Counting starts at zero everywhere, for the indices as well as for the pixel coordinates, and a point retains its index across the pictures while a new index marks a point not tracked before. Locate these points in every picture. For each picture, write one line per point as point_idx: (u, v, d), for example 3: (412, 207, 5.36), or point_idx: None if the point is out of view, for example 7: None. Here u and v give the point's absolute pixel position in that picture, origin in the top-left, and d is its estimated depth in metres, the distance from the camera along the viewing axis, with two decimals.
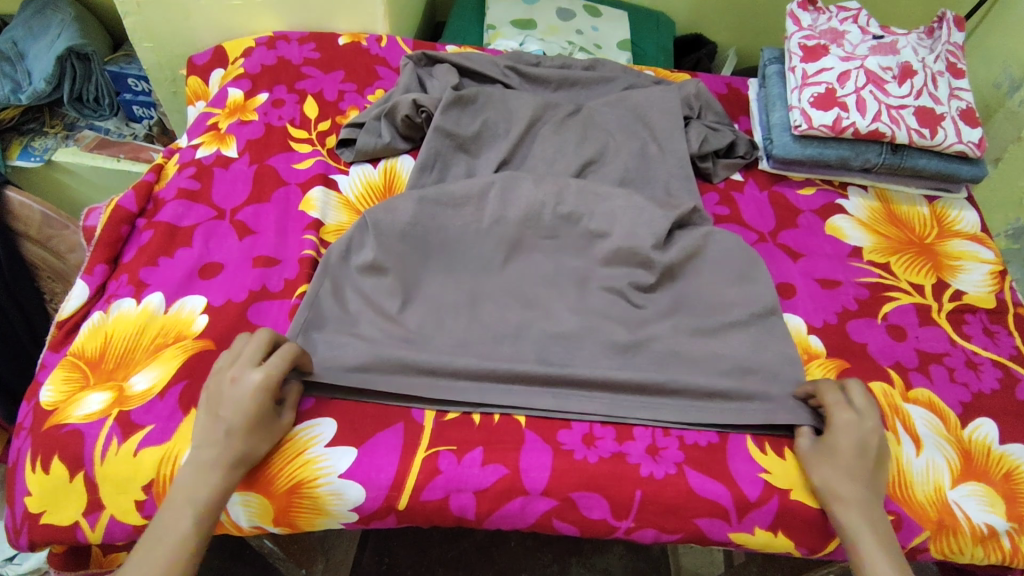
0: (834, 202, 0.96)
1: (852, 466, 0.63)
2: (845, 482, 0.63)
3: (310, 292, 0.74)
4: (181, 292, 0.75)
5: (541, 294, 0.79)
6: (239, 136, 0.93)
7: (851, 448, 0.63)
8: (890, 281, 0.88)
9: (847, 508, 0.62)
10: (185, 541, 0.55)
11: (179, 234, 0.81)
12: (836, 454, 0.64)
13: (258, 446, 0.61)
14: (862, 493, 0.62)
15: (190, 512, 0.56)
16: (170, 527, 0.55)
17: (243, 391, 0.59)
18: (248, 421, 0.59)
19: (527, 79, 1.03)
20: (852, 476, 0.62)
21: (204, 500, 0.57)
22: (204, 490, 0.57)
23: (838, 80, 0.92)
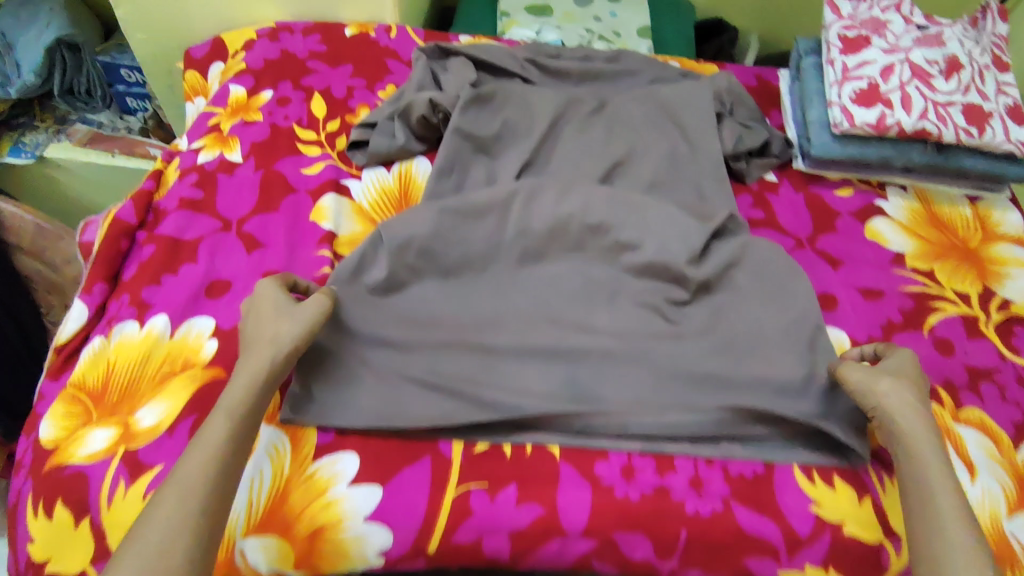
0: (873, 203, 0.91)
1: (897, 387, 0.63)
2: (897, 404, 0.62)
3: None
4: (188, 314, 0.70)
5: (571, 311, 0.74)
6: (243, 139, 0.87)
7: (886, 375, 0.64)
8: (935, 289, 0.83)
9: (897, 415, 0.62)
10: (220, 440, 0.54)
11: (183, 249, 0.75)
12: (876, 382, 0.64)
13: (284, 327, 0.62)
14: (916, 411, 0.61)
15: (221, 415, 0.55)
16: (207, 432, 0.54)
17: (265, 296, 0.64)
18: (275, 311, 0.63)
19: (547, 73, 0.97)
20: (889, 392, 0.63)
21: (233, 404, 0.56)
22: (238, 394, 0.57)
23: (881, 74, 0.86)
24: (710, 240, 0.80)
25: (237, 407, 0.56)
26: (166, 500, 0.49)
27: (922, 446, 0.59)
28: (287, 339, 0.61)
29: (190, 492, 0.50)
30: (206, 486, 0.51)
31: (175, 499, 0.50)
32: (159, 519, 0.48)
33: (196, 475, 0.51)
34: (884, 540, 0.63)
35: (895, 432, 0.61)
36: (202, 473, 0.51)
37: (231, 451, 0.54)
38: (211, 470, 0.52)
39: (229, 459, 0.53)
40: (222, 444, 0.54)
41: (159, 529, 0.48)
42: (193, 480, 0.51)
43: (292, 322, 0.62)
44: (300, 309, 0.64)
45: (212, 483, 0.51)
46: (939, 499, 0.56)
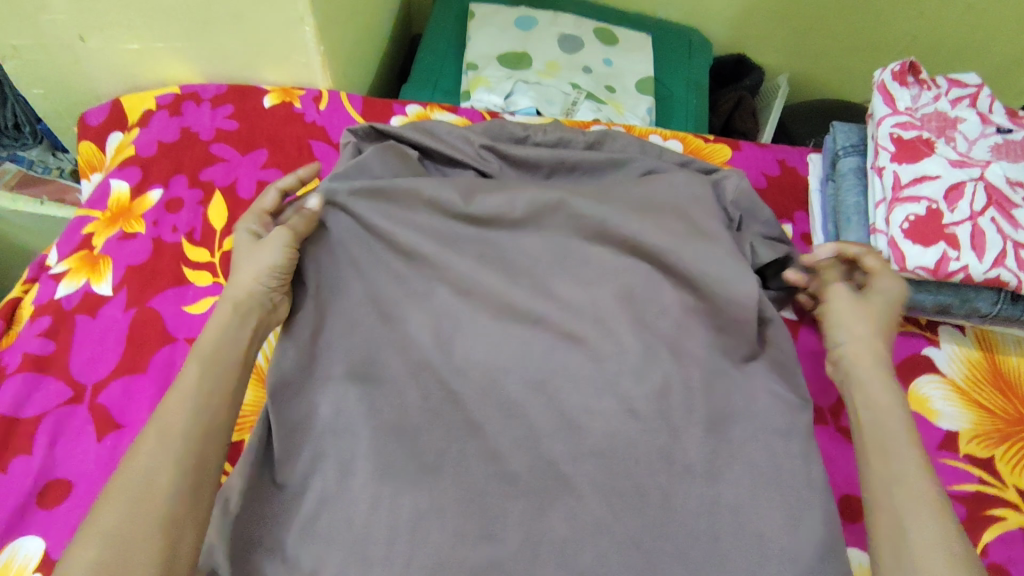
0: (919, 352, 0.71)
1: (844, 316, 0.61)
2: (854, 340, 0.60)
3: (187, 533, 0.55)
4: (10, 534, 0.55)
5: (509, 528, 0.58)
6: (117, 261, 0.69)
7: (839, 308, 0.61)
8: (994, 488, 0.64)
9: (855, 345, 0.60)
10: (193, 388, 0.50)
11: (19, 431, 0.59)
12: (840, 321, 0.61)
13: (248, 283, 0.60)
14: (870, 342, 0.59)
15: (195, 360, 0.52)
16: (181, 381, 0.51)
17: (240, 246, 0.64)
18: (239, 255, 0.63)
19: (509, 163, 0.77)
20: (847, 324, 0.61)
21: (209, 344, 0.54)
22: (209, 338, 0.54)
23: (946, 197, 0.65)
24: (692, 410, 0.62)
25: (209, 348, 0.53)
26: (147, 446, 0.46)
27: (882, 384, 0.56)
28: (255, 283, 0.60)
29: (159, 444, 0.46)
30: (184, 437, 0.47)
31: (163, 439, 0.47)
32: (139, 464, 0.45)
33: (171, 423, 0.48)
34: None
35: (854, 366, 0.59)
36: (177, 418, 0.48)
37: (209, 394, 0.50)
38: (194, 414, 0.49)
39: (216, 403, 0.50)
40: (201, 385, 0.50)
41: (135, 478, 0.44)
42: (165, 431, 0.47)
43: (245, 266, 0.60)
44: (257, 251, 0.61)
45: (181, 433, 0.47)
46: (898, 443, 0.52)
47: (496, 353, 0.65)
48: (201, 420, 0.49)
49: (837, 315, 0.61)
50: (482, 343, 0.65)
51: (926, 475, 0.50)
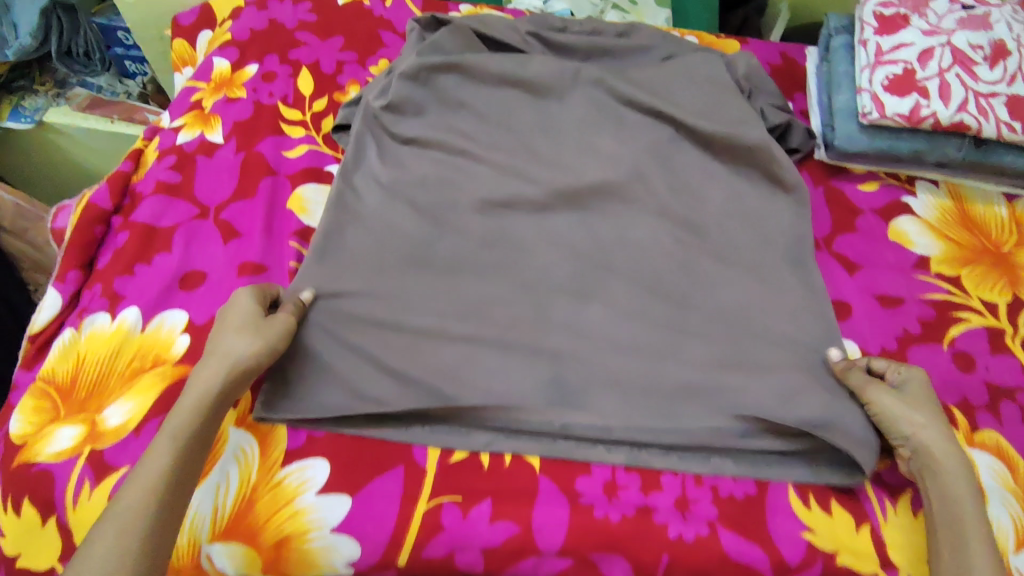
0: (899, 199, 0.84)
1: (912, 409, 0.62)
2: (931, 439, 0.60)
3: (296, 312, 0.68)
4: (160, 307, 0.68)
5: (560, 310, 0.72)
6: (225, 118, 0.82)
7: (900, 406, 0.62)
8: (960, 298, 0.77)
9: (934, 441, 0.60)
10: (166, 463, 0.51)
11: (159, 236, 0.73)
12: (900, 411, 0.62)
13: (248, 350, 0.58)
14: (942, 440, 0.60)
15: (165, 438, 0.52)
16: (150, 459, 0.51)
17: (235, 305, 0.62)
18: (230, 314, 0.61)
19: (551, 48, 0.89)
20: (924, 425, 0.61)
21: (182, 421, 0.54)
22: (181, 420, 0.54)
23: (918, 58, 0.78)
24: (692, 243, 0.77)
25: (181, 426, 0.53)
26: (103, 538, 0.47)
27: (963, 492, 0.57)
28: (241, 352, 0.58)
29: (104, 535, 0.47)
30: (152, 513, 0.49)
31: (115, 528, 0.47)
32: (96, 555, 0.46)
33: (130, 511, 0.48)
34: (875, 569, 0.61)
35: (931, 463, 0.60)
36: (144, 502, 0.49)
37: (179, 472, 0.52)
38: (154, 499, 0.50)
39: (183, 481, 0.52)
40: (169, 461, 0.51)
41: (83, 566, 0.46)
42: (133, 516, 0.48)
43: (251, 338, 0.59)
44: (265, 329, 0.60)
45: (129, 526, 0.48)
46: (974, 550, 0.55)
47: (544, 187, 0.78)
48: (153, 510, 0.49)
49: (898, 412, 0.62)
50: (533, 180, 0.79)
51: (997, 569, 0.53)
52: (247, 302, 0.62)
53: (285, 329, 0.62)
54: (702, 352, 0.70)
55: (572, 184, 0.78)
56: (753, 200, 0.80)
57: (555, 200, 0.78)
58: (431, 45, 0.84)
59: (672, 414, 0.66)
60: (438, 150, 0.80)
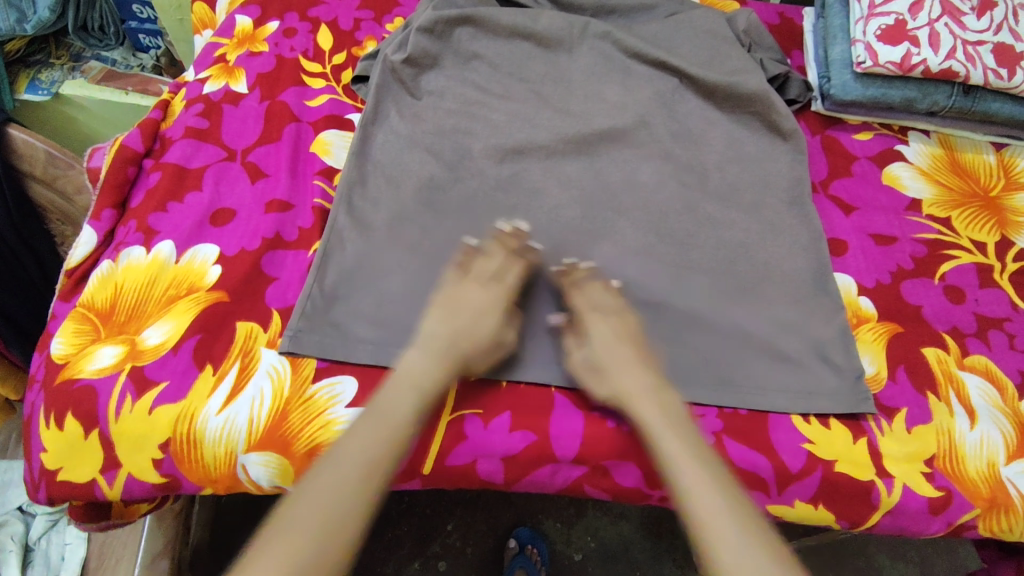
0: (893, 148, 0.88)
1: (634, 372, 0.63)
2: (629, 388, 0.62)
3: (322, 246, 0.71)
4: (193, 241, 0.71)
5: (571, 246, 0.75)
6: (249, 70, 0.86)
7: (618, 359, 0.64)
8: (950, 237, 0.81)
9: (638, 398, 0.61)
10: (411, 415, 0.58)
11: (189, 176, 0.76)
12: (605, 363, 0.64)
13: (478, 356, 0.64)
14: (645, 389, 0.62)
15: (413, 389, 0.59)
16: (397, 404, 0.58)
17: (472, 287, 0.68)
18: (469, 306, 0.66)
19: (559, 6, 0.93)
20: (631, 380, 0.63)
21: (425, 389, 0.60)
22: (424, 378, 0.60)
23: (909, 10, 0.82)
24: (696, 186, 0.81)
25: (416, 393, 0.59)
26: (342, 476, 0.53)
27: (675, 441, 0.58)
28: (497, 345, 0.66)
29: (351, 480, 0.53)
30: (387, 457, 0.55)
31: (351, 463, 0.54)
32: (335, 489, 0.52)
33: (377, 464, 0.55)
34: (874, 479, 0.64)
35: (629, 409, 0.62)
36: (373, 452, 0.55)
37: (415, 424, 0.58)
38: (398, 442, 0.56)
39: (408, 435, 0.58)
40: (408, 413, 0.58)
41: (313, 502, 0.52)
42: (371, 463, 0.54)
43: (512, 338, 0.67)
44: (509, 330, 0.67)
45: (374, 478, 0.54)
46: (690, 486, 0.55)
47: (555, 133, 0.82)
48: (386, 464, 0.55)
49: (618, 363, 0.64)
50: (544, 127, 0.82)
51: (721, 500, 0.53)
52: (493, 298, 0.67)
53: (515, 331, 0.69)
54: (708, 284, 0.74)
55: (581, 130, 0.82)
56: (754, 146, 0.84)
57: (565, 145, 0.82)
58: (444, 1, 0.87)
59: (679, 338, 0.70)
60: (453, 99, 0.83)
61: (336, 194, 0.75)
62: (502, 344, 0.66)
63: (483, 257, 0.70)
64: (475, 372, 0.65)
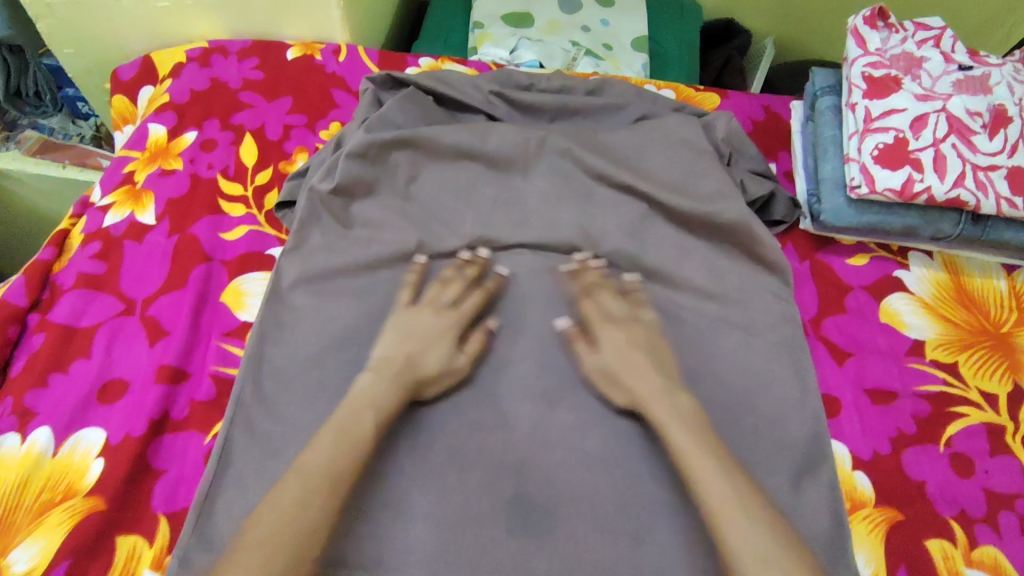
0: (892, 274, 0.78)
1: (624, 358, 0.66)
2: (639, 385, 0.64)
3: (224, 432, 0.60)
4: (75, 425, 0.61)
5: (520, 416, 0.65)
6: (158, 194, 0.75)
7: (613, 362, 0.66)
8: (957, 389, 0.71)
9: (655, 400, 0.63)
10: (334, 438, 0.55)
11: (78, 339, 0.66)
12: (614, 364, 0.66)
13: (430, 375, 0.64)
14: (656, 391, 0.63)
15: (371, 405, 0.58)
16: (342, 418, 0.57)
17: (423, 316, 0.67)
18: (438, 332, 0.66)
19: (516, 108, 0.83)
20: (649, 387, 0.63)
21: (385, 404, 0.59)
22: (382, 389, 0.60)
23: (911, 126, 0.72)
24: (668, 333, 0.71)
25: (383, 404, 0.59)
26: (286, 497, 0.51)
27: (693, 450, 0.58)
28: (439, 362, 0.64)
29: (316, 487, 0.52)
30: (343, 473, 0.54)
31: (296, 482, 0.52)
32: (282, 508, 0.50)
33: (332, 469, 0.53)
34: None
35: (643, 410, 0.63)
36: (318, 470, 0.53)
37: (346, 449, 0.55)
38: (354, 455, 0.55)
39: (345, 452, 0.55)
40: (370, 426, 0.57)
41: (273, 512, 0.50)
42: (311, 480, 0.52)
43: (448, 347, 0.66)
44: (434, 346, 0.65)
45: (336, 481, 0.53)
46: (722, 508, 0.55)
47: (508, 270, 0.72)
48: (346, 466, 0.54)
49: (613, 360, 0.66)
50: (495, 263, 0.73)
51: (749, 518, 0.53)
52: (449, 325, 0.67)
53: (454, 322, 0.67)
54: (679, 464, 0.64)
55: (536, 267, 0.72)
56: (736, 282, 0.74)
57: (518, 287, 0.71)
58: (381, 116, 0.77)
59: (642, 542, 0.60)
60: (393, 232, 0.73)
61: (245, 360, 0.65)
62: (457, 372, 0.66)
63: (445, 285, 0.69)
64: (427, 397, 0.65)
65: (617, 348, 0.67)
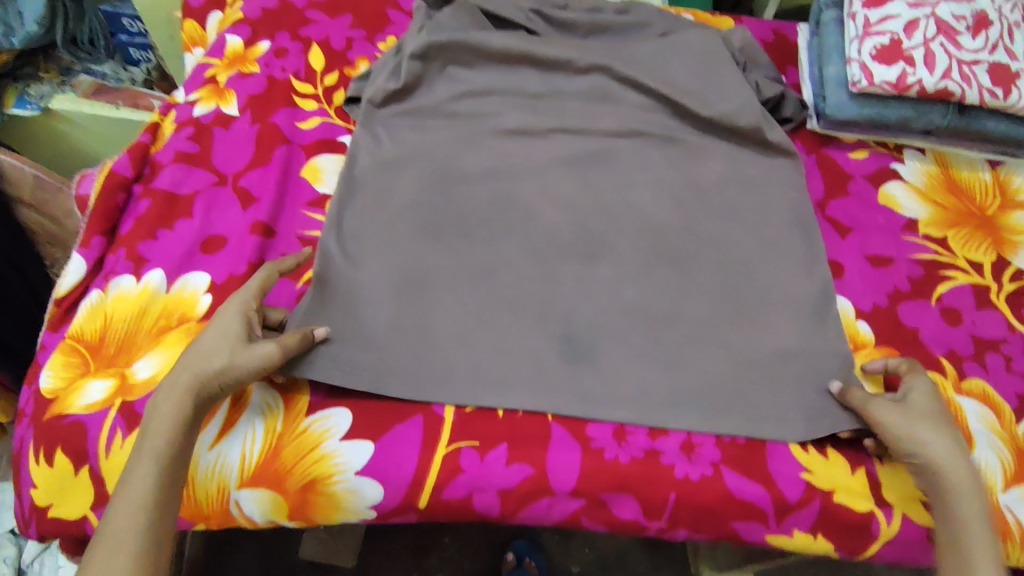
0: (888, 166, 0.87)
1: (914, 421, 0.60)
2: (942, 449, 0.58)
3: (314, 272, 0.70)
4: (183, 269, 0.70)
5: (567, 268, 0.74)
6: (240, 92, 0.85)
7: (932, 419, 0.60)
8: (947, 257, 0.81)
9: (953, 465, 0.58)
10: (143, 490, 0.51)
11: (180, 203, 0.75)
12: (901, 423, 0.60)
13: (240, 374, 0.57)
14: (946, 446, 0.58)
15: (149, 455, 0.53)
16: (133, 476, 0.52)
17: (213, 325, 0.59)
18: (222, 339, 0.57)
19: (553, 25, 0.92)
20: (937, 438, 0.59)
21: (163, 446, 0.53)
22: (162, 429, 0.54)
23: (904, 29, 0.82)
24: (694, 207, 0.80)
25: (162, 450, 0.53)
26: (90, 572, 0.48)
27: (975, 520, 0.56)
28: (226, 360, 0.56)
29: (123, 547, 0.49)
30: (136, 541, 0.49)
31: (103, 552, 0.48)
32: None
33: (128, 527, 0.50)
34: (873, 509, 0.64)
35: (937, 478, 0.58)
36: (111, 534, 0.49)
37: (138, 497, 0.51)
38: (142, 513, 0.51)
39: (131, 514, 0.50)
40: (151, 482, 0.52)
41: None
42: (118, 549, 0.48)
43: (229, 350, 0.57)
44: (228, 339, 0.58)
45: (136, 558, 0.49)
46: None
47: (551, 155, 0.82)
48: (140, 535, 0.50)
49: (927, 427, 0.59)
50: (539, 149, 0.82)
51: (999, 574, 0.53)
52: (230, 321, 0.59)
53: (230, 320, 0.59)
54: (706, 308, 0.73)
55: (576, 152, 0.82)
56: (752, 168, 0.84)
57: (561, 168, 0.81)
58: (435, 25, 0.87)
59: (677, 367, 0.69)
60: (451, 121, 0.83)
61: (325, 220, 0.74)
62: (266, 355, 0.57)
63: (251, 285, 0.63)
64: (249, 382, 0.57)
65: (929, 405, 0.61)
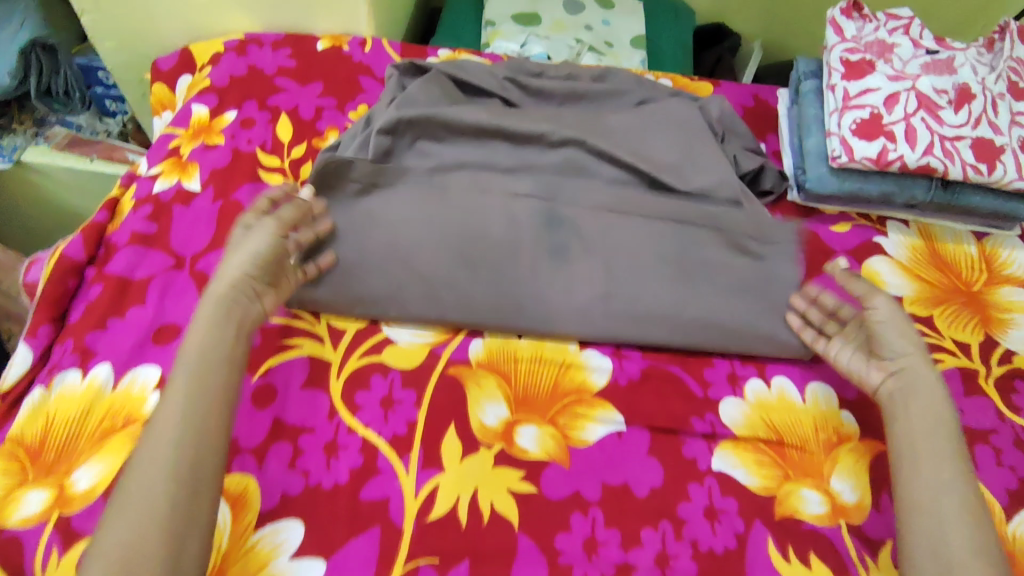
0: (871, 240, 0.85)
1: (899, 340, 0.69)
2: (917, 366, 0.68)
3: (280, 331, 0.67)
4: (132, 363, 0.67)
5: None
6: (203, 165, 0.82)
7: (899, 327, 0.70)
8: (933, 338, 0.78)
9: (932, 387, 0.67)
10: (178, 414, 0.56)
11: (132, 289, 0.72)
12: (890, 335, 0.69)
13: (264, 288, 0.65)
14: (920, 361, 0.68)
15: (178, 390, 0.57)
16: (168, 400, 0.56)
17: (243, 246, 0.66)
18: (251, 255, 0.64)
19: (528, 93, 0.90)
20: (908, 348, 0.69)
21: (196, 365, 0.58)
22: (196, 348, 0.59)
23: (885, 103, 0.80)
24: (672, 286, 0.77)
25: (191, 372, 0.58)
26: (133, 485, 0.52)
27: (949, 430, 0.64)
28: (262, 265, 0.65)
29: (155, 468, 0.53)
30: (176, 457, 0.54)
31: (147, 469, 0.53)
32: (134, 487, 0.52)
33: (175, 446, 0.54)
34: None
35: (914, 387, 0.67)
36: (161, 446, 0.54)
37: (188, 414, 0.56)
38: (182, 432, 0.55)
39: (176, 430, 0.55)
40: (183, 405, 0.56)
41: (133, 497, 0.52)
42: (157, 466, 0.53)
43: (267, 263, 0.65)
44: (266, 254, 0.66)
45: (175, 474, 0.53)
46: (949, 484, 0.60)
47: None
48: (182, 450, 0.54)
49: (892, 333, 0.70)
50: None
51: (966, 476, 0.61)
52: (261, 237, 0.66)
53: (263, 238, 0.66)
54: None
55: None
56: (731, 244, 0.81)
57: None
58: (405, 97, 0.84)
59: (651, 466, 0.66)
60: None
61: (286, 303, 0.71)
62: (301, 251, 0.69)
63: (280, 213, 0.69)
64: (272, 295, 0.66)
65: (901, 325, 0.71)
